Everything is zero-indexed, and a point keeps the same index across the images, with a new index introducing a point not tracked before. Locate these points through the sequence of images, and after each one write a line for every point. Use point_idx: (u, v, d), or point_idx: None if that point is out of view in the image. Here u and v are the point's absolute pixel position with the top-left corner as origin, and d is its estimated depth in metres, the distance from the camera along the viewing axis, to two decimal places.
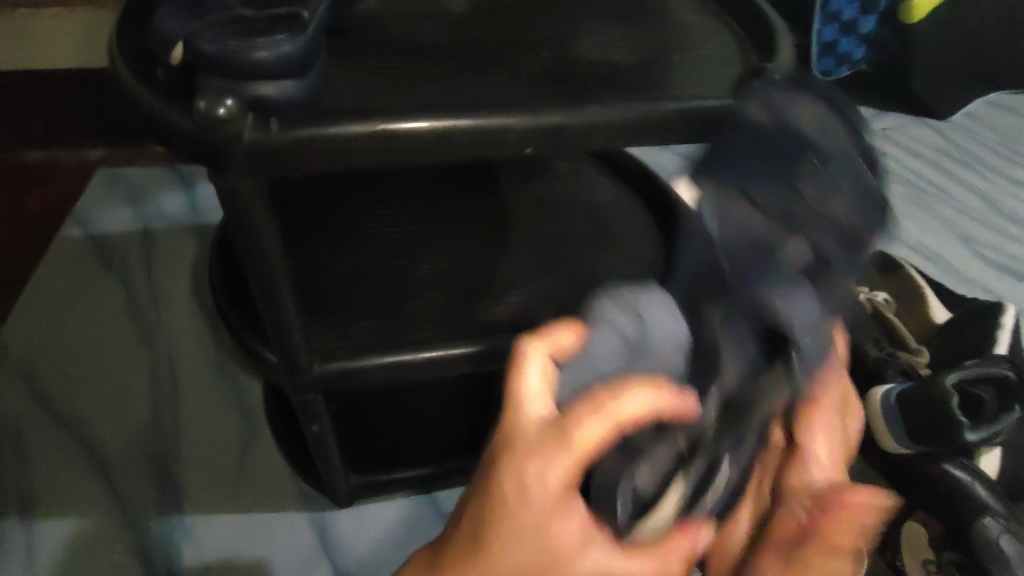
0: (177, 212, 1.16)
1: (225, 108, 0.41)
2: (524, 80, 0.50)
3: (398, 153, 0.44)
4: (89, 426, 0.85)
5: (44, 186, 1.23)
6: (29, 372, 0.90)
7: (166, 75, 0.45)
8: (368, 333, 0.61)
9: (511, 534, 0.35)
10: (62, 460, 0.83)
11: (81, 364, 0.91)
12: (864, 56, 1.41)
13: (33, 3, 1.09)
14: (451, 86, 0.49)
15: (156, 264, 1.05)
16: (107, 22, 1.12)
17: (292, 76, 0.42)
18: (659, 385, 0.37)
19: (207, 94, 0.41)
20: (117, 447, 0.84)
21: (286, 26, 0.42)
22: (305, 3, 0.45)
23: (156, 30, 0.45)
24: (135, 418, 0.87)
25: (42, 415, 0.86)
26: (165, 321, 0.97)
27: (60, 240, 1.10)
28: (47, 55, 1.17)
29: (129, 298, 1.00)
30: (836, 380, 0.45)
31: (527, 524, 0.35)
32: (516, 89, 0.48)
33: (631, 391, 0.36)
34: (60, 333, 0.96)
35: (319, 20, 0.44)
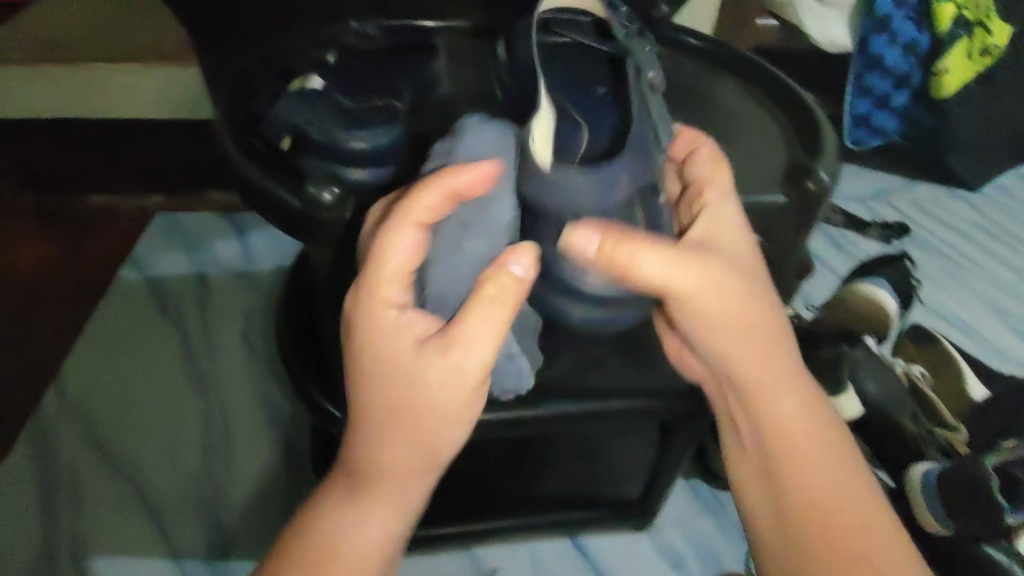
0: (230, 259, 1.21)
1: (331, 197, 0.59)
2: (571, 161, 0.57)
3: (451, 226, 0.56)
4: (141, 469, 0.93)
5: (105, 230, 1.30)
6: (89, 414, 0.98)
7: (267, 149, 0.60)
8: None
9: (384, 316, 0.51)
10: (115, 501, 0.90)
11: (137, 408, 0.99)
12: (898, 129, 1.44)
13: (114, 58, 1.15)
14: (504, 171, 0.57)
15: (209, 312, 1.12)
16: (179, 76, 1.17)
17: (377, 168, 0.62)
18: (452, 172, 0.52)
19: (318, 183, 0.59)
20: (165, 492, 0.91)
21: (375, 124, 0.62)
22: (387, 102, 0.65)
23: (270, 119, 0.61)
24: (188, 462, 0.93)
25: (99, 457, 0.94)
26: (216, 369, 1.04)
27: (118, 283, 1.16)
28: (118, 106, 1.22)
29: (182, 345, 1.07)
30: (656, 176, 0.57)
31: (391, 297, 0.50)
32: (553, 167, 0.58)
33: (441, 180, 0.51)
34: (117, 376, 1.03)
35: (396, 114, 0.64)
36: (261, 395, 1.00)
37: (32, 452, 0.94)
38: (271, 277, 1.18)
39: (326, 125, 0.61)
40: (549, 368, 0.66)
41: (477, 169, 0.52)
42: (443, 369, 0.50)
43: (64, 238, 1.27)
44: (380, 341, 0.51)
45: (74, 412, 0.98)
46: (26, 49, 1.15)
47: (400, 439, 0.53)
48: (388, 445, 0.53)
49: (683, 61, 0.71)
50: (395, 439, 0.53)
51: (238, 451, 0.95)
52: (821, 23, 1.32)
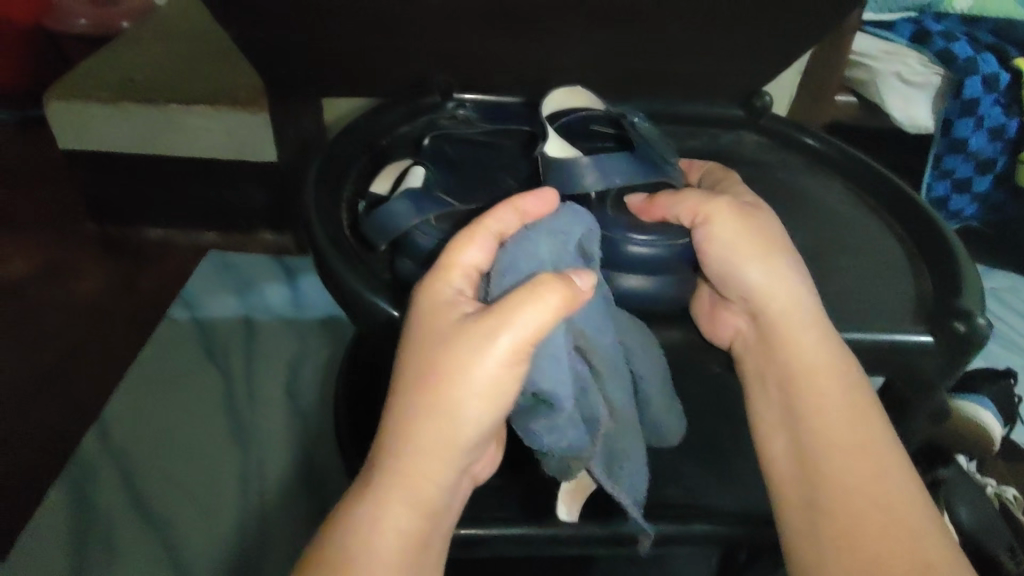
0: (281, 306, 1.19)
1: None
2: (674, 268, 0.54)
3: None
4: (175, 529, 0.88)
5: (160, 265, 1.30)
6: (126, 462, 0.94)
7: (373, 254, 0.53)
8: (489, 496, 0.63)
9: (424, 329, 0.45)
10: (145, 561, 0.85)
11: (175, 459, 0.95)
12: (976, 213, 1.39)
13: (185, 100, 1.15)
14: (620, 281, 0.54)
15: (256, 360, 1.09)
16: (247, 121, 1.16)
17: None
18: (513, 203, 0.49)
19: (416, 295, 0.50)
20: (199, 556, 0.86)
21: None
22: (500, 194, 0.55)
23: (376, 219, 0.51)
24: (224, 524, 0.89)
25: (133, 511, 0.89)
26: (258, 423, 1.00)
27: (167, 322, 1.15)
28: (181, 146, 1.21)
29: (226, 393, 1.04)
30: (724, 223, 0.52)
31: (432, 317, 0.45)
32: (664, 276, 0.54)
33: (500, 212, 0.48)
34: (158, 422, 1.00)
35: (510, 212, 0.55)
36: (304, 455, 0.97)
37: (66, 499, 0.90)
38: (322, 327, 1.16)
39: (434, 230, 0.51)
40: None
41: (544, 195, 0.49)
42: (477, 342, 0.43)
43: (120, 272, 1.28)
44: (427, 309, 0.45)
45: (112, 454, 0.95)
46: (109, 89, 1.18)
47: (439, 420, 0.44)
48: (420, 420, 0.44)
49: (786, 156, 0.66)
50: (425, 413, 0.44)
51: (274, 515, 0.90)
52: (905, 105, 1.21)
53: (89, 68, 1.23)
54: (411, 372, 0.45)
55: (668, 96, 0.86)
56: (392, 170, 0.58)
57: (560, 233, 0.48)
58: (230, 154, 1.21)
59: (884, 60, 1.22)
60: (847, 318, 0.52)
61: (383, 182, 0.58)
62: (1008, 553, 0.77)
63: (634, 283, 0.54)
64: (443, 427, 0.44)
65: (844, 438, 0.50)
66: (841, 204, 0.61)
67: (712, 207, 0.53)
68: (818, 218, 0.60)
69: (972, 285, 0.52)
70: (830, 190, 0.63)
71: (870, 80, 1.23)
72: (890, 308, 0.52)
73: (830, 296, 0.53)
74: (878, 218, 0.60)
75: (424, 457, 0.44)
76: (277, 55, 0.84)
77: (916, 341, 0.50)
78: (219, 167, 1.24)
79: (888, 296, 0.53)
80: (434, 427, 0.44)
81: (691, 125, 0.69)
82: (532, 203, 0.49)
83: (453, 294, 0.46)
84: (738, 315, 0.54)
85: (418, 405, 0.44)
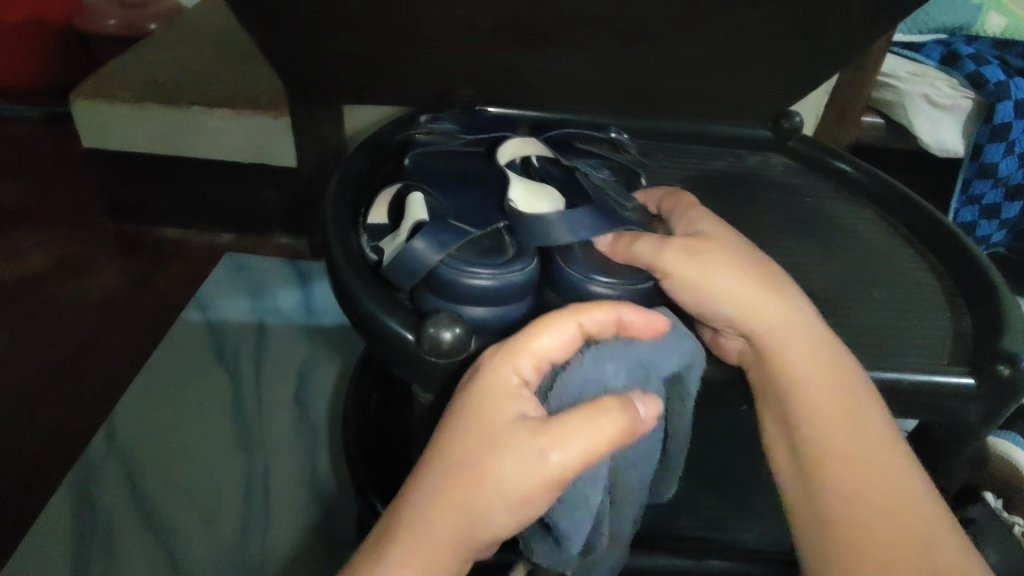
0: (294, 311, 1.19)
1: (451, 335, 0.45)
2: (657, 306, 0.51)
3: None
4: (178, 535, 0.87)
5: (175, 265, 1.30)
6: (132, 464, 0.93)
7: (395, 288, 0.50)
8: None
9: (474, 411, 0.42)
10: (146, 567, 0.84)
11: (181, 464, 0.94)
12: (1003, 241, 1.36)
13: (208, 102, 1.15)
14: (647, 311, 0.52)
15: (267, 365, 1.09)
16: (268, 125, 1.16)
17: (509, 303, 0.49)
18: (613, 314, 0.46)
19: (440, 321, 0.45)
20: (200, 565, 0.85)
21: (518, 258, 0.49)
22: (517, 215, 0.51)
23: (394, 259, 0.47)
24: (227, 533, 0.88)
25: (136, 515, 0.88)
26: (266, 430, 0.99)
27: (179, 324, 1.14)
28: (200, 149, 1.21)
29: (235, 398, 1.03)
30: (678, 252, 0.48)
31: (487, 403, 0.42)
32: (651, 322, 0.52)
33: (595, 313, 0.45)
34: (165, 424, 0.99)
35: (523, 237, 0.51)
36: (311, 465, 0.96)
37: (70, 499, 0.90)
38: (334, 335, 1.15)
39: (457, 260, 0.48)
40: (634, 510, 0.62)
41: (653, 319, 0.47)
42: (527, 453, 0.40)
43: (135, 271, 1.28)
44: (480, 394, 0.42)
45: (119, 455, 0.95)
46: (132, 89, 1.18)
47: (462, 514, 0.40)
48: (440, 510, 0.41)
49: (817, 181, 0.65)
50: (450, 503, 0.41)
51: (276, 526, 0.89)
52: (934, 129, 1.19)
53: (114, 68, 1.24)
54: (447, 453, 0.42)
55: (693, 114, 0.85)
56: (385, 195, 0.54)
57: (636, 355, 0.47)
58: (249, 158, 1.21)
59: (912, 82, 1.19)
60: (884, 351, 0.50)
61: (379, 208, 0.54)
62: None
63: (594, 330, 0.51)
64: (463, 521, 0.40)
65: (869, 481, 0.45)
66: (872, 232, 0.59)
67: (656, 246, 0.48)
68: (850, 245, 0.58)
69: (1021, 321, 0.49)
70: (860, 217, 0.61)
71: (897, 101, 1.19)
72: (928, 343, 0.50)
73: (863, 326, 0.51)
74: (910, 248, 0.58)
75: (432, 546, 0.41)
76: (301, 62, 0.84)
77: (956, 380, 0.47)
78: (237, 170, 1.24)
79: (924, 329, 0.51)
80: (455, 520, 0.40)
81: (718, 146, 0.68)
82: (631, 319, 0.46)
83: (515, 382, 0.43)
84: (732, 338, 0.49)
85: (443, 491, 0.41)
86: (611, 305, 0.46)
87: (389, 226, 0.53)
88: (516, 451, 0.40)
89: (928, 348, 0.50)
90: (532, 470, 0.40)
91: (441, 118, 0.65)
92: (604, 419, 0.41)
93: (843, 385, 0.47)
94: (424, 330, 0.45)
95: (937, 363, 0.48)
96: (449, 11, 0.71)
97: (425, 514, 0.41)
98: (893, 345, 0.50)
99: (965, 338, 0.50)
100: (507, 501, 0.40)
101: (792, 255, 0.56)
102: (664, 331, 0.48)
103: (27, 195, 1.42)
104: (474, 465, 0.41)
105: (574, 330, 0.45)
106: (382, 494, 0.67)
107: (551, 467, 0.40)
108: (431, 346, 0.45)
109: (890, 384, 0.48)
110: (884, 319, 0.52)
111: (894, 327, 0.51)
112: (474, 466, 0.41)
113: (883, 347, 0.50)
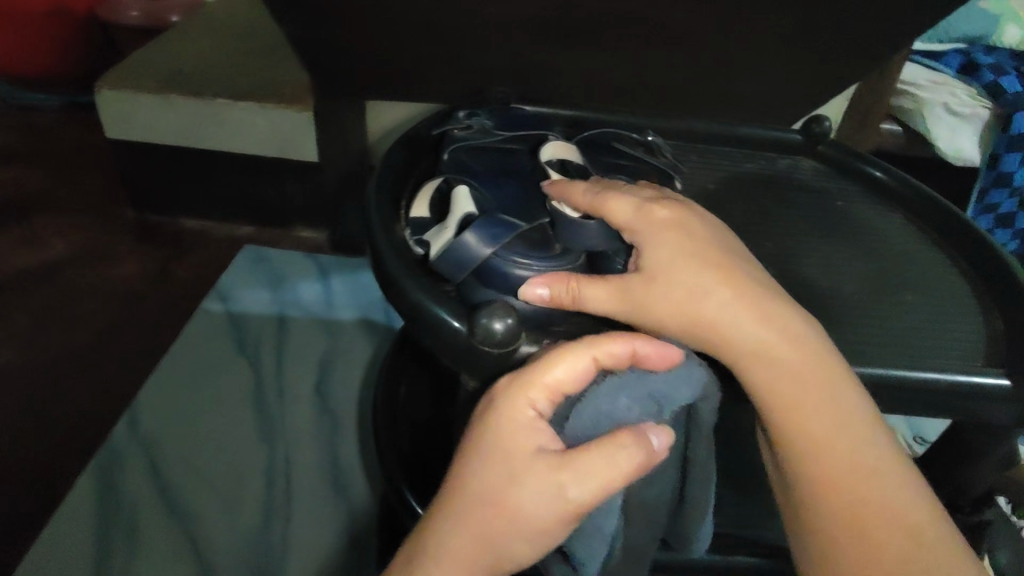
0: (314, 303, 1.20)
1: (502, 325, 0.46)
2: None
3: None
4: (201, 522, 0.88)
5: (195, 255, 1.31)
6: (155, 452, 0.95)
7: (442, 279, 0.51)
8: None
9: (491, 444, 0.43)
10: (169, 553, 0.85)
11: (203, 452, 0.95)
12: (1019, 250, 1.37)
13: (231, 95, 1.16)
14: None
15: (286, 356, 1.10)
16: (289, 119, 1.17)
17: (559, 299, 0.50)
18: (626, 345, 0.45)
19: (493, 312, 0.46)
20: (222, 553, 0.86)
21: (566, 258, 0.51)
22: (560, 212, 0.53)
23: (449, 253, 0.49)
24: (249, 520, 0.89)
25: (159, 502, 0.90)
26: (286, 420, 1.01)
27: (200, 313, 1.16)
28: (222, 141, 1.22)
29: (255, 388, 1.04)
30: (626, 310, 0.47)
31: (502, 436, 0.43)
32: None
33: (611, 342, 0.45)
34: (187, 413, 1.00)
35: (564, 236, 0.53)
36: (331, 455, 0.97)
37: (94, 484, 0.91)
38: (353, 328, 1.16)
39: (509, 259, 0.50)
40: None
41: (664, 348, 0.46)
42: (546, 489, 0.42)
43: (156, 260, 1.29)
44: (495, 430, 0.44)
45: (143, 442, 0.96)
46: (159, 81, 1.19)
47: (482, 546, 0.43)
48: (461, 542, 0.43)
49: (845, 184, 0.66)
50: (468, 535, 0.43)
51: (298, 514, 0.90)
52: (951, 137, 1.19)
53: (139, 59, 1.25)
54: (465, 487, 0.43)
55: (719, 116, 0.86)
56: (428, 189, 0.55)
57: (648, 388, 0.46)
58: (270, 151, 1.22)
59: (930, 90, 1.20)
60: (921, 353, 0.50)
61: (422, 204, 0.55)
62: None
63: None
64: (483, 553, 0.43)
65: (841, 471, 0.46)
66: (902, 236, 0.60)
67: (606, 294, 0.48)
68: (881, 249, 0.59)
69: None
70: (890, 220, 0.62)
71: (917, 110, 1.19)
72: (966, 346, 0.51)
73: (898, 328, 0.52)
74: (939, 252, 0.59)
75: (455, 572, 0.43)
76: (332, 56, 0.85)
77: (991, 383, 0.48)
78: (258, 162, 1.25)
79: (961, 332, 0.52)
80: (474, 551, 0.43)
81: (747, 149, 0.69)
82: (647, 351, 0.46)
83: (531, 414, 0.44)
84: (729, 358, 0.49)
85: (461, 522, 0.43)
86: (625, 337, 0.45)
87: (433, 220, 0.55)
88: (535, 485, 0.42)
89: (960, 349, 0.51)
90: (550, 506, 0.42)
91: (479, 113, 0.65)
92: (621, 459, 0.42)
93: (842, 419, 0.46)
94: (478, 319, 0.46)
95: (972, 365, 0.49)
96: (483, 9, 0.72)
97: (445, 547, 0.43)
98: (931, 346, 0.51)
99: (1000, 342, 0.51)
100: (525, 532, 0.42)
101: (825, 258, 0.57)
102: (677, 363, 0.46)
103: (48, 182, 1.43)
104: (494, 500, 0.42)
105: (588, 363, 0.45)
106: (414, 483, 0.69)
107: (570, 502, 0.42)
108: (483, 333, 0.46)
109: (927, 383, 0.48)
110: (918, 321, 0.52)
111: (929, 328, 0.52)
112: (496, 501, 0.43)
113: (921, 348, 0.50)
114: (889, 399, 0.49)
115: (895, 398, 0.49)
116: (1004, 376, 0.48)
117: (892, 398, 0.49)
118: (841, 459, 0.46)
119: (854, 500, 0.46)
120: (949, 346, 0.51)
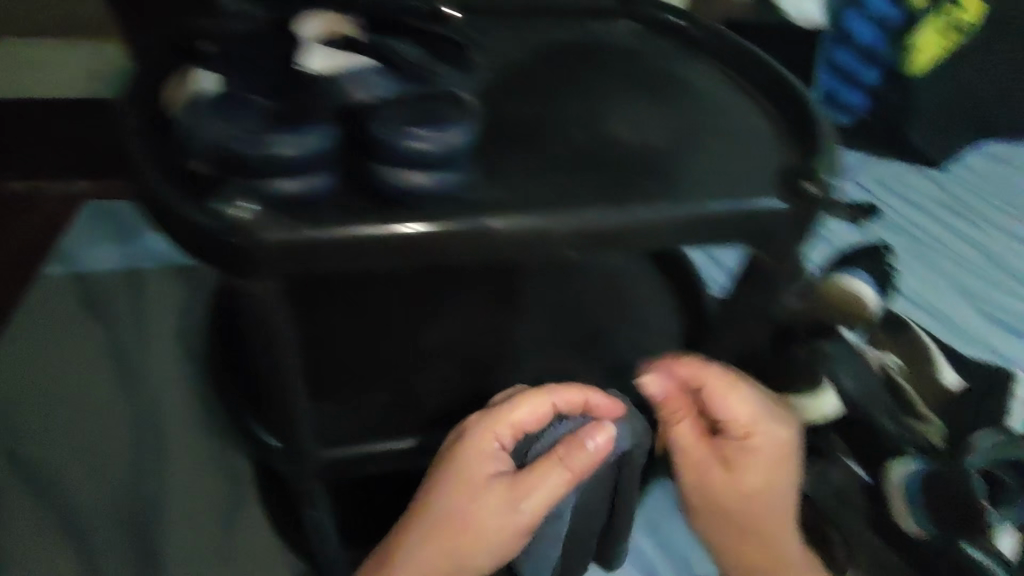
0: (167, 249, 1.11)
1: (242, 208, 0.44)
2: (468, 185, 0.48)
3: (457, 245, 0.46)
4: (70, 487, 0.86)
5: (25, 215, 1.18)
6: (10, 426, 0.90)
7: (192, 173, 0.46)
8: (381, 411, 0.64)
9: (456, 472, 0.60)
10: (37, 523, 0.83)
11: (64, 418, 0.91)
12: None
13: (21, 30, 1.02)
14: (496, 179, 0.49)
15: (142, 308, 1.02)
16: None
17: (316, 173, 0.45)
18: (582, 394, 0.61)
19: (233, 197, 0.44)
20: (95, 514, 0.84)
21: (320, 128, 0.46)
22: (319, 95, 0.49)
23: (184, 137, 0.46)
24: (120, 477, 0.86)
25: (20, 475, 0.86)
26: (150, 373, 0.96)
27: (41, 277, 1.07)
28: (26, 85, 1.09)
29: (112, 345, 0.98)
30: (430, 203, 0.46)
31: (467, 469, 0.60)
32: (496, 187, 0.48)
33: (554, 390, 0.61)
34: (41, 381, 0.95)
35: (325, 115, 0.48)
36: (202, 401, 0.93)
37: None
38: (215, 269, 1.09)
39: (251, 132, 0.44)
40: (508, 383, 0.67)
41: (611, 403, 0.62)
42: (502, 508, 0.59)
43: None
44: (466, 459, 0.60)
45: None
46: None
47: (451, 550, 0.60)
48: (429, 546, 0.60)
49: (659, 43, 0.65)
50: (444, 540, 0.60)
51: (174, 463, 0.88)
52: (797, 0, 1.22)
53: None
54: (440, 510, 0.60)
55: None
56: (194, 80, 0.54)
57: (594, 430, 0.62)
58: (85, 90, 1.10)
59: None
60: (723, 188, 0.51)
61: (177, 91, 0.50)
62: (887, 417, 0.82)
63: (414, 180, 0.46)
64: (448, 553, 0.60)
65: (750, 490, 0.65)
66: (710, 85, 0.60)
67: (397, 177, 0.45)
68: (688, 99, 0.59)
69: (831, 154, 0.53)
70: (701, 72, 0.62)
71: None
72: (766, 178, 0.52)
73: (703, 170, 0.52)
74: (746, 97, 0.60)
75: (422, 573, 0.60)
76: None
77: (779, 209, 0.49)
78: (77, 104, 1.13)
79: (761, 166, 0.53)
80: (446, 546, 0.60)
81: (562, 17, 0.66)
82: (597, 399, 0.61)
83: (494, 447, 0.61)
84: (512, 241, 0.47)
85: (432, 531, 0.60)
86: (581, 389, 0.61)
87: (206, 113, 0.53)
88: (492, 504, 0.60)
89: (759, 181, 0.51)
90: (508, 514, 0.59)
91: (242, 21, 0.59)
92: (556, 484, 0.58)
93: (772, 466, 0.65)
94: (218, 205, 0.44)
95: (768, 195, 0.50)
96: None
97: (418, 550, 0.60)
98: (732, 182, 0.51)
99: (796, 169, 0.52)
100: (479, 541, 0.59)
101: (632, 114, 0.57)
102: (620, 417, 0.62)
103: None
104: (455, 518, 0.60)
105: (547, 408, 0.61)
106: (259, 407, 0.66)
107: (518, 518, 0.59)
108: (219, 219, 0.43)
109: (724, 217, 0.49)
110: (720, 162, 0.53)
111: (732, 166, 0.52)
112: (450, 518, 0.60)
113: (722, 185, 0.51)
114: (693, 240, 0.50)
115: (699, 239, 0.50)
116: (792, 202, 0.50)
117: (695, 239, 0.50)
118: (736, 499, 0.66)
119: (740, 519, 0.67)
120: (750, 180, 0.51)
